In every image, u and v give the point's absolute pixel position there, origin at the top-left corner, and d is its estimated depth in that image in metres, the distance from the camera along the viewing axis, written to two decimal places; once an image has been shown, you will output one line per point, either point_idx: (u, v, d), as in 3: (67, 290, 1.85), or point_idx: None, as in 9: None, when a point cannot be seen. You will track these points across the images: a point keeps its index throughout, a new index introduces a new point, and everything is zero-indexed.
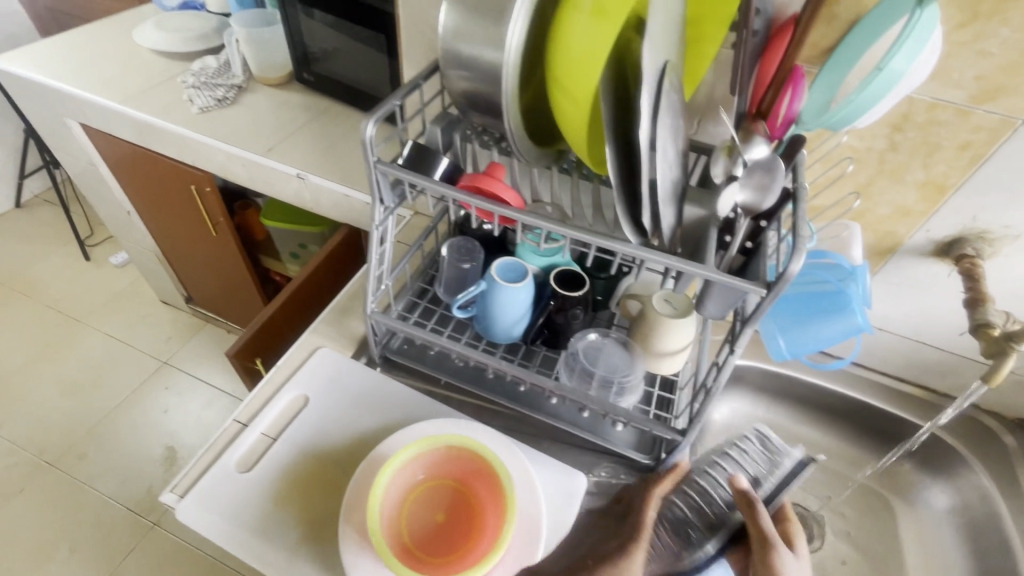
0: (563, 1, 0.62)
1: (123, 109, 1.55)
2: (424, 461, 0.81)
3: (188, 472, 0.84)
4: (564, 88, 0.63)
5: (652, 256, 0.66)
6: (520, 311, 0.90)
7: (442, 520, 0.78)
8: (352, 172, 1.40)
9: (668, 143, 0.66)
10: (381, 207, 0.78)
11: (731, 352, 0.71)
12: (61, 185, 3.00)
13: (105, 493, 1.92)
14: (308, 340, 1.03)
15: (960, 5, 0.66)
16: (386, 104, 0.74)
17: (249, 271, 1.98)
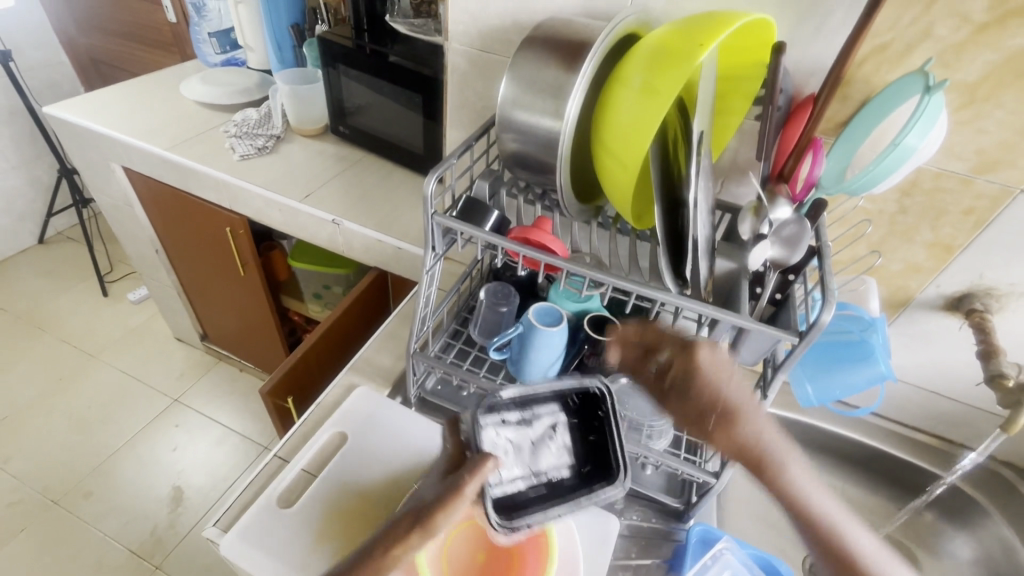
0: (614, 82, 0.73)
1: (168, 156, 1.65)
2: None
3: (230, 507, 0.85)
4: (614, 154, 0.73)
5: (690, 304, 0.71)
6: (555, 355, 0.94)
7: (482, 559, 0.80)
8: (385, 218, 1.48)
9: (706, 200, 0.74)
10: (432, 253, 0.84)
11: (764, 397, 0.75)
12: (86, 222, 3.09)
13: (108, 534, 1.88)
14: (345, 379, 1.06)
15: (959, 90, 0.75)
16: (444, 162, 0.82)
17: (270, 310, 2.03)
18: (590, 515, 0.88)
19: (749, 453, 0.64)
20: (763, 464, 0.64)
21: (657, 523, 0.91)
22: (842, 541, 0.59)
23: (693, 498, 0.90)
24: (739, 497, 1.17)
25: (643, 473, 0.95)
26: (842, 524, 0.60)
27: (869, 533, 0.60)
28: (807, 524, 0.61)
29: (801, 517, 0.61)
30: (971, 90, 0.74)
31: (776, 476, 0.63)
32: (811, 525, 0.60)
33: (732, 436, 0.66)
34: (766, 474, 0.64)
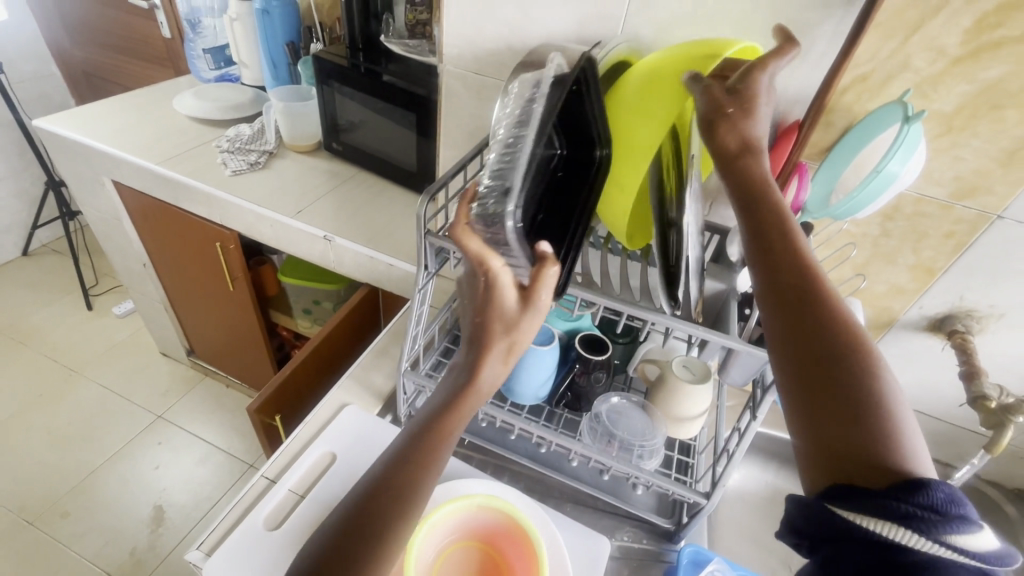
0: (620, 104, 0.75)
1: (159, 170, 1.64)
2: (454, 521, 0.83)
3: (214, 530, 0.84)
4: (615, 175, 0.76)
5: (680, 326, 0.73)
6: (546, 373, 0.94)
7: None
8: (377, 235, 1.48)
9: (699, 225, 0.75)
10: (425, 272, 0.85)
11: (753, 418, 0.75)
12: (71, 234, 3.05)
13: (85, 555, 1.83)
14: (335, 397, 1.05)
15: (937, 120, 0.78)
16: (438, 182, 0.83)
17: (259, 325, 2.01)
18: (579, 536, 0.88)
19: (789, 262, 0.58)
20: (796, 268, 0.58)
21: (648, 545, 0.91)
22: (867, 403, 0.50)
23: (685, 518, 0.89)
24: (730, 517, 1.17)
25: (634, 493, 0.95)
26: (853, 348, 0.53)
27: (907, 405, 0.51)
28: (803, 334, 0.55)
29: (819, 329, 0.55)
30: (948, 119, 0.77)
31: (810, 274, 0.58)
32: (818, 365, 0.53)
33: (763, 220, 0.61)
34: (813, 307, 0.56)
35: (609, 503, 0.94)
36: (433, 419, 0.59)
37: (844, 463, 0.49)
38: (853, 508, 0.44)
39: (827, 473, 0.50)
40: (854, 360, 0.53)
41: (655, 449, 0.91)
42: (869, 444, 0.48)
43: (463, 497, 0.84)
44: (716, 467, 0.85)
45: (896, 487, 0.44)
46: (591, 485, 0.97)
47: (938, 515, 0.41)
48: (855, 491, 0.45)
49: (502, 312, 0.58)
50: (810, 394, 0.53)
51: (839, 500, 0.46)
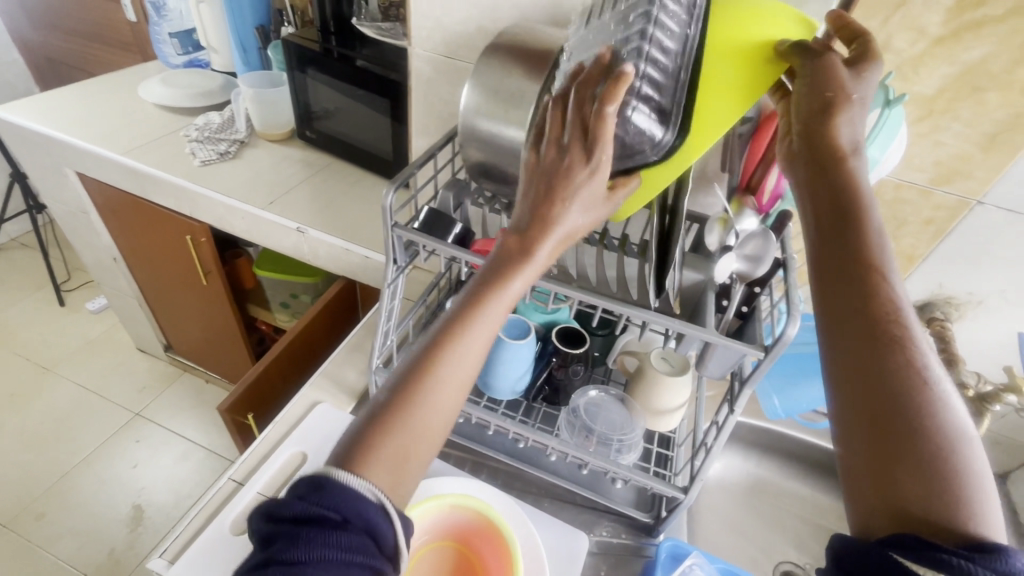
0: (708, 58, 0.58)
1: (124, 161, 1.58)
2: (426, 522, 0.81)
3: (178, 535, 0.81)
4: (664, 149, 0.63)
5: (656, 319, 0.71)
6: (523, 367, 0.92)
7: None
8: (352, 226, 1.44)
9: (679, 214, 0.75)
10: (393, 266, 0.82)
11: (731, 412, 0.74)
12: (40, 228, 2.95)
13: (62, 557, 1.79)
14: (306, 395, 1.02)
15: (917, 103, 0.75)
16: (405, 172, 0.79)
17: (236, 320, 1.96)
18: (557, 532, 0.87)
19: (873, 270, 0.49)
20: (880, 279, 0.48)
21: (627, 539, 0.90)
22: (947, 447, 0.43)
23: (663, 512, 0.88)
24: (711, 508, 1.16)
25: (613, 488, 0.94)
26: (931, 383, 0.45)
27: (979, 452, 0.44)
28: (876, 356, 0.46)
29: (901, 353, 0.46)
30: (928, 102, 0.75)
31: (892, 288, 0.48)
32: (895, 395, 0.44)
33: (844, 219, 0.51)
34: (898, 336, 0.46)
35: (587, 498, 0.93)
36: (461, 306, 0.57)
37: (905, 510, 0.42)
38: (916, 561, 0.38)
39: (884, 518, 0.43)
40: (932, 395, 0.44)
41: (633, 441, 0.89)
42: (939, 493, 0.41)
43: (434, 497, 0.83)
44: (694, 460, 0.84)
45: (970, 548, 0.39)
46: (570, 480, 0.95)
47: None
48: (925, 544, 0.39)
49: (590, 188, 0.58)
50: (877, 428, 0.44)
51: (905, 550, 0.39)
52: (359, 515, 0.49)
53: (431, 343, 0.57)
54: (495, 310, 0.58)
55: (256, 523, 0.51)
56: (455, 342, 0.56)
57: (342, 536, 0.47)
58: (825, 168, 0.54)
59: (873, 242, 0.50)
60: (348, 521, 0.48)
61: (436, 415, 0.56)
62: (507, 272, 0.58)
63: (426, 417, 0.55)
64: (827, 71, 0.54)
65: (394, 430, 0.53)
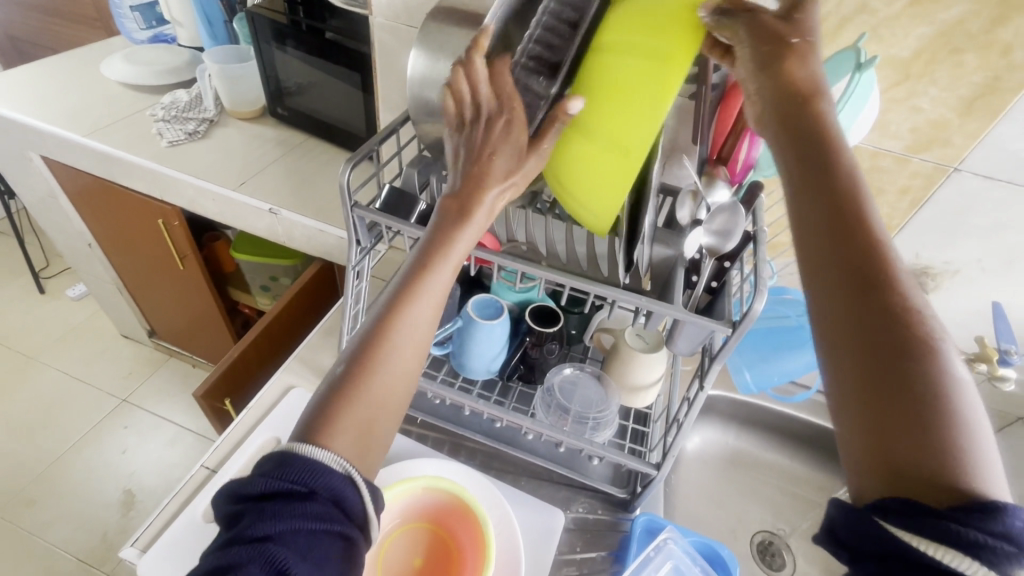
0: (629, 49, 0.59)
1: (88, 143, 1.52)
2: (400, 505, 0.81)
3: (151, 524, 0.81)
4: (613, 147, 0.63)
5: (623, 297, 0.70)
6: (497, 347, 0.90)
7: (420, 563, 0.78)
8: (326, 207, 1.40)
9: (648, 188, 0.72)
10: (357, 247, 0.79)
11: (701, 387, 0.73)
12: (14, 214, 2.88)
13: (54, 542, 1.80)
14: (280, 380, 1.01)
15: (894, 66, 0.73)
16: (364, 149, 0.76)
17: (216, 304, 1.94)
18: (533, 510, 0.88)
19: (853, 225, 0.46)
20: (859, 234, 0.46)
21: (603, 515, 0.90)
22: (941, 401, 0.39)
23: (639, 488, 0.89)
24: (691, 481, 1.17)
25: (590, 464, 0.94)
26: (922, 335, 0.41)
27: (980, 404, 0.40)
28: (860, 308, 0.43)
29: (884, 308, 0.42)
30: (905, 65, 0.72)
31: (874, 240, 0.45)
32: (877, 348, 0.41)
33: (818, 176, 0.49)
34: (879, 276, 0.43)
35: (564, 475, 0.93)
36: (415, 263, 0.61)
37: (892, 469, 0.38)
38: (902, 526, 0.35)
39: (877, 480, 0.39)
40: (925, 347, 0.41)
41: (609, 418, 0.88)
42: (927, 447, 0.38)
43: (407, 481, 0.83)
44: (667, 436, 0.83)
45: (963, 508, 0.35)
46: (547, 458, 0.95)
47: (1012, 545, 0.33)
48: (907, 504, 0.36)
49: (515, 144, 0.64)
50: (862, 381, 0.41)
51: (889, 514, 0.36)
52: (325, 485, 0.49)
53: (387, 307, 0.59)
54: (440, 276, 0.62)
55: (221, 505, 0.51)
56: (401, 311, 0.59)
57: (307, 506, 0.47)
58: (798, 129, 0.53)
59: (848, 186, 0.48)
60: (315, 493, 0.48)
61: (393, 379, 0.57)
62: (450, 235, 0.62)
63: (383, 382, 0.56)
64: (759, 29, 0.57)
65: (355, 399, 0.55)
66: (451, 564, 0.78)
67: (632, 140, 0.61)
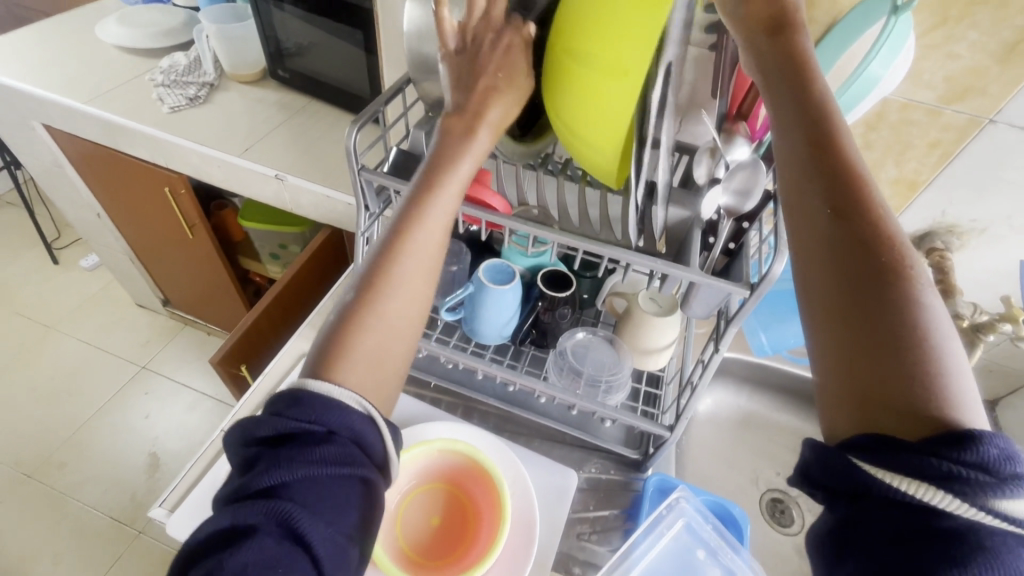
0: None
1: (89, 110, 1.50)
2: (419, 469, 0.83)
3: (177, 485, 0.84)
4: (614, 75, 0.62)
5: (638, 260, 0.68)
6: (509, 313, 0.90)
7: (437, 522, 0.80)
8: (333, 172, 1.37)
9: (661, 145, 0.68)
10: (366, 212, 0.78)
11: (716, 350, 0.72)
12: (23, 185, 2.88)
13: (87, 502, 1.89)
14: (294, 346, 1.02)
15: (932, 10, 0.68)
16: (369, 110, 0.73)
17: (228, 272, 1.95)
18: (547, 470, 0.89)
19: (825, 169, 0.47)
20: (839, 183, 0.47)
21: (615, 475, 0.91)
22: (909, 330, 0.41)
23: (651, 449, 0.89)
24: (702, 442, 1.18)
25: (603, 426, 0.94)
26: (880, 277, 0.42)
27: (953, 339, 0.42)
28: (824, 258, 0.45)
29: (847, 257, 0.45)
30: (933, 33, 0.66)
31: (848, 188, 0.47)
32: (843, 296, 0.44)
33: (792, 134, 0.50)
34: (855, 219, 0.45)
35: (577, 438, 0.94)
36: (420, 182, 0.61)
37: (871, 405, 0.40)
38: (876, 463, 0.37)
39: (853, 415, 0.42)
40: (897, 283, 0.42)
41: (621, 379, 0.88)
42: (904, 383, 0.40)
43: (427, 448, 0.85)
44: (681, 399, 0.83)
45: (938, 440, 0.37)
46: (559, 421, 0.95)
47: (985, 474, 0.35)
48: (882, 441, 0.38)
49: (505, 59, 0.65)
50: (843, 323, 0.43)
51: (862, 452, 0.39)
52: (343, 424, 0.50)
53: (393, 228, 0.59)
54: (445, 197, 0.61)
55: (235, 448, 0.52)
56: (397, 252, 0.58)
57: (324, 449, 0.48)
58: (786, 76, 0.53)
59: (831, 130, 0.49)
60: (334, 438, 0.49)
61: (400, 314, 0.57)
62: (451, 155, 0.62)
63: (378, 324, 0.56)
64: None
65: (361, 332, 0.55)
66: (468, 524, 0.80)
67: (627, 63, 0.60)
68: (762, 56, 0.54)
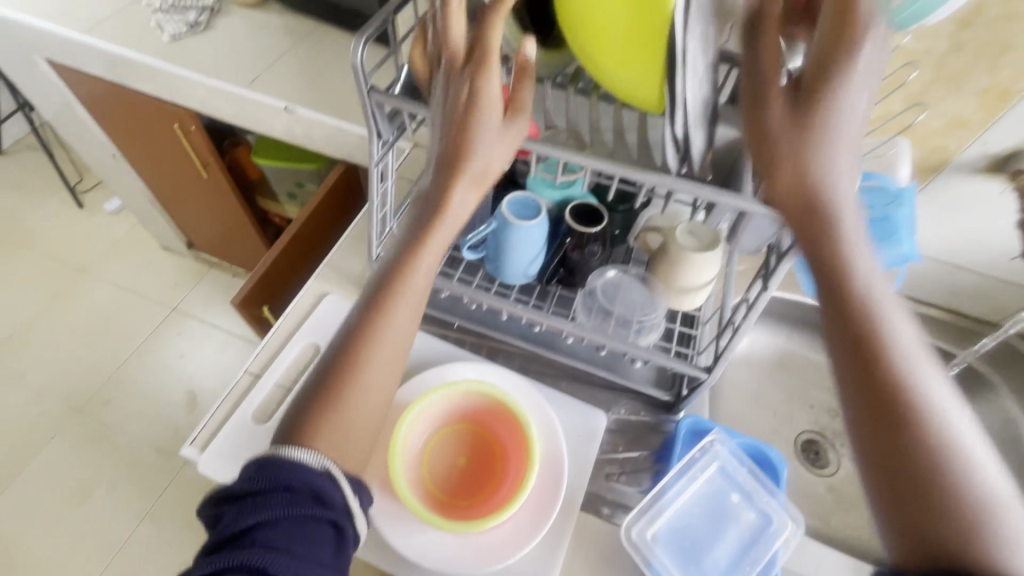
0: None
1: (89, 41, 1.42)
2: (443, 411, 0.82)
3: (205, 425, 0.84)
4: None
5: (681, 187, 0.60)
6: (535, 250, 0.84)
7: (464, 463, 0.80)
8: (345, 103, 1.29)
9: (699, 54, 0.60)
10: (378, 140, 0.71)
11: (764, 288, 0.66)
12: (39, 128, 2.85)
13: (135, 435, 1.99)
14: (314, 287, 0.99)
15: None
16: (375, 20, 0.65)
17: (247, 213, 1.92)
18: (575, 411, 0.86)
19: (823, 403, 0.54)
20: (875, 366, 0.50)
21: (645, 416, 0.89)
22: (976, 524, 0.43)
23: (684, 391, 0.86)
24: (735, 383, 1.14)
25: (633, 367, 0.90)
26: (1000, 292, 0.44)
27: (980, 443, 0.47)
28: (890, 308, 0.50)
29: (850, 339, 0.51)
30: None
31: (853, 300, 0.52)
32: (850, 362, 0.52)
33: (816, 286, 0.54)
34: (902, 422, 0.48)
35: (605, 378, 0.90)
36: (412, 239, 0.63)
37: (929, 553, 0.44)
38: None
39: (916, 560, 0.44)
40: (935, 488, 0.45)
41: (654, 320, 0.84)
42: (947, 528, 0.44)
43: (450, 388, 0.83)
44: (721, 340, 0.78)
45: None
46: (587, 362, 0.91)
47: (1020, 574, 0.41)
48: None
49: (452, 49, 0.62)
50: (899, 493, 0.46)
51: None
52: (304, 480, 0.52)
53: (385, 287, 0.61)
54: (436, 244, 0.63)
55: (206, 506, 0.55)
56: (384, 304, 0.61)
57: (286, 496, 0.51)
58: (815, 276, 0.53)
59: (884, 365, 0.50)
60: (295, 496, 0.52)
61: (372, 396, 0.59)
62: (440, 196, 0.62)
63: (367, 387, 0.59)
64: None
65: (354, 392, 0.58)
66: (495, 467, 0.79)
67: None
68: (808, 246, 0.54)
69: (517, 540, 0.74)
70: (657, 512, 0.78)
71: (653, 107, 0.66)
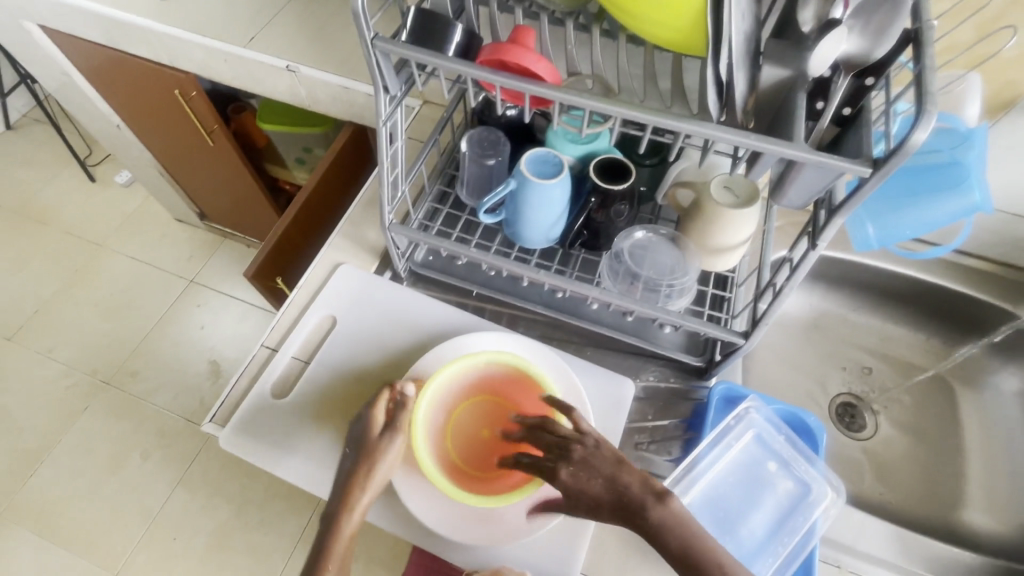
0: None
1: (80, 3, 1.35)
2: (467, 376, 0.79)
3: (225, 401, 0.83)
4: None
5: (722, 136, 0.54)
6: (558, 212, 0.79)
7: (487, 435, 0.76)
8: (350, 60, 1.22)
9: None
10: (386, 96, 0.66)
11: (812, 247, 0.60)
12: (43, 101, 2.81)
13: (162, 406, 2.04)
14: (326, 257, 0.95)
15: None
16: None
17: (256, 182, 1.87)
18: (600, 379, 0.82)
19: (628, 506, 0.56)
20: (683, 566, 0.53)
21: (675, 383, 0.85)
22: None
23: (717, 356, 0.83)
24: (768, 346, 1.10)
25: (661, 333, 0.86)
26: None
27: None
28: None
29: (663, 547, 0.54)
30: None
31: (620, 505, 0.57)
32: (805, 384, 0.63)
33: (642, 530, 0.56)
34: None
35: (632, 344, 0.87)
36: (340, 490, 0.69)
37: None
38: None
39: None
40: None
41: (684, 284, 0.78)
42: None
43: (472, 354, 0.79)
44: (758, 303, 0.73)
45: None
46: (614, 327, 0.88)
47: None
48: None
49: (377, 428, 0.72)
50: None
51: None
52: None
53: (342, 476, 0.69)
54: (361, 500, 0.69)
55: None
56: (351, 494, 0.68)
57: None
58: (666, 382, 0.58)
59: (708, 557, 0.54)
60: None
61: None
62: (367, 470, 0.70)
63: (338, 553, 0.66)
64: None
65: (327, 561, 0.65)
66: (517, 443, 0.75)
67: None
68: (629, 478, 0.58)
69: (547, 513, 0.71)
70: (691, 483, 0.74)
71: (698, 47, 0.58)
